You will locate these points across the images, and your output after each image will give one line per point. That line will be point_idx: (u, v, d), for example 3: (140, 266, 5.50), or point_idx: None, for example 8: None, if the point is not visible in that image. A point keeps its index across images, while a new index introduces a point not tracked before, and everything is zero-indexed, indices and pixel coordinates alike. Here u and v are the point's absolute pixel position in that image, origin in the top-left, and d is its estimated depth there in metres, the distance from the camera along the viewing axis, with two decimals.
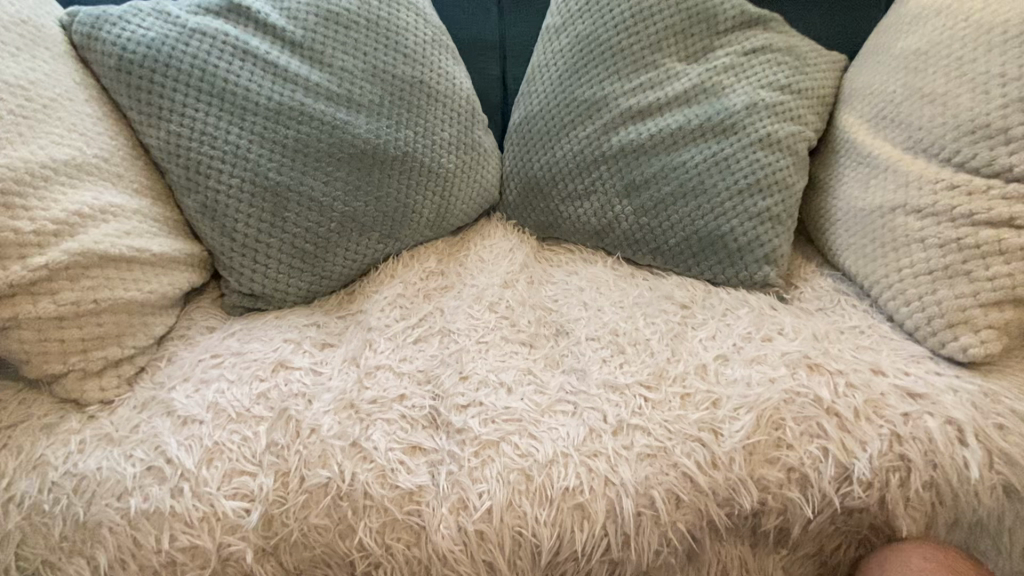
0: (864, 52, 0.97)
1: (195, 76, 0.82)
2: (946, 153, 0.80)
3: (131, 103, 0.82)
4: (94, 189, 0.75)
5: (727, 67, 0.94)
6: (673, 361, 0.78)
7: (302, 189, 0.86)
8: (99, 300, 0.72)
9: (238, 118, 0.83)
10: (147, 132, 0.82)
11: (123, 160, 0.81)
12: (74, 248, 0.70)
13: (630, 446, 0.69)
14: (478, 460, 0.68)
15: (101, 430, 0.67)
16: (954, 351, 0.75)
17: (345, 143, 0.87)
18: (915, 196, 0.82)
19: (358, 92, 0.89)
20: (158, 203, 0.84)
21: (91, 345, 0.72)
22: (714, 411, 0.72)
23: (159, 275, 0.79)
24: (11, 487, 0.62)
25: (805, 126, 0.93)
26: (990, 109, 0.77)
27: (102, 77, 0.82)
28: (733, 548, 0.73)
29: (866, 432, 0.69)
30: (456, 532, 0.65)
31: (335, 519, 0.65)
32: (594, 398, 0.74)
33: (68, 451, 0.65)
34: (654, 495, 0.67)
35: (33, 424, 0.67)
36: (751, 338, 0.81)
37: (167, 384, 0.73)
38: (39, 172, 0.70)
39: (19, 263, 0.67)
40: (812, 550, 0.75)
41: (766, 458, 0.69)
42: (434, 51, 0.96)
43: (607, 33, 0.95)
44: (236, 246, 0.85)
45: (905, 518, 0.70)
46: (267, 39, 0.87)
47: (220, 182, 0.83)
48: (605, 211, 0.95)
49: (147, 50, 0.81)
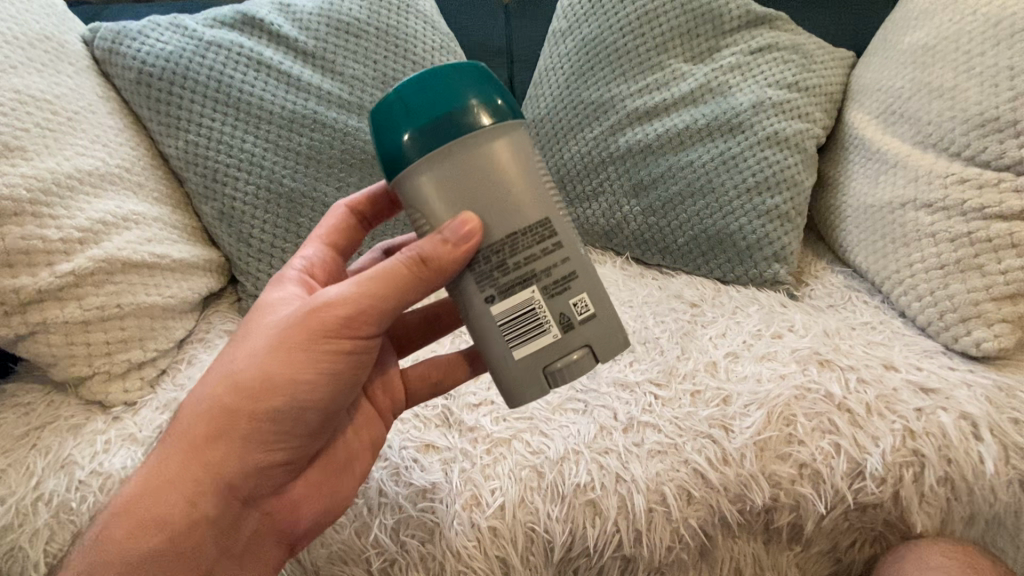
0: (872, 48, 0.97)
1: (212, 86, 0.84)
2: (955, 147, 0.80)
3: (151, 115, 0.85)
4: (117, 198, 0.78)
5: (734, 66, 0.95)
6: (682, 360, 0.78)
7: (316, 194, 0.87)
8: (123, 304, 0.74)
9: (253, 126, 0.85)
10: (167, 142, 0.85)
11: (144, 170, 0.84)
12: (99, 255, 0.72)
13: (640, 443, 0.70)
14: (490, 458, 0.69)
15: (126, 430, 0.69)
16: (968, 345, 0.74)
17: (357, 149, 0.89)
18: (924, 191, 0.81)
19: (369, 99, 0.91)
20: (177, 212, 0.86)
21: (115, 348, 0.74)
22: (725, 408, 0.72)
23: (178, 280, 0.81)
24: (40, 486, 0.65)
25: (813, 123, 0.93)
26: (999, 102, 0.76)
27: (124, 91, 0.85)
28: (746, 545, 0.73)
29: (878, 428, 0.69)
30: (469, 528, 0.65)
31: (351, 517, 0.67)
32: (604, 396, 0.75)
33: (93, 451, 0.67)
34: (665, 491, 0.67)
35: (61, 425, 0.69)
36: (762, 334, 0.81)
37: (187, 386, 0.75)
38: (65, 182, 0.72)
39: (47, 269, 0.69)
40: (826, 547, 0.75)
41: (778, 454, 0.69)
42: (443, 58, 0.98)
43: (613, 36, 0.97)
44: (252, 252, 0.87)
45: (920, 514, 0.69)
46: (280, 50, 0.89)
47: (237, 190, 0.85)
48: (614, 211, 0.96)
49: (165, 62, 0.84)
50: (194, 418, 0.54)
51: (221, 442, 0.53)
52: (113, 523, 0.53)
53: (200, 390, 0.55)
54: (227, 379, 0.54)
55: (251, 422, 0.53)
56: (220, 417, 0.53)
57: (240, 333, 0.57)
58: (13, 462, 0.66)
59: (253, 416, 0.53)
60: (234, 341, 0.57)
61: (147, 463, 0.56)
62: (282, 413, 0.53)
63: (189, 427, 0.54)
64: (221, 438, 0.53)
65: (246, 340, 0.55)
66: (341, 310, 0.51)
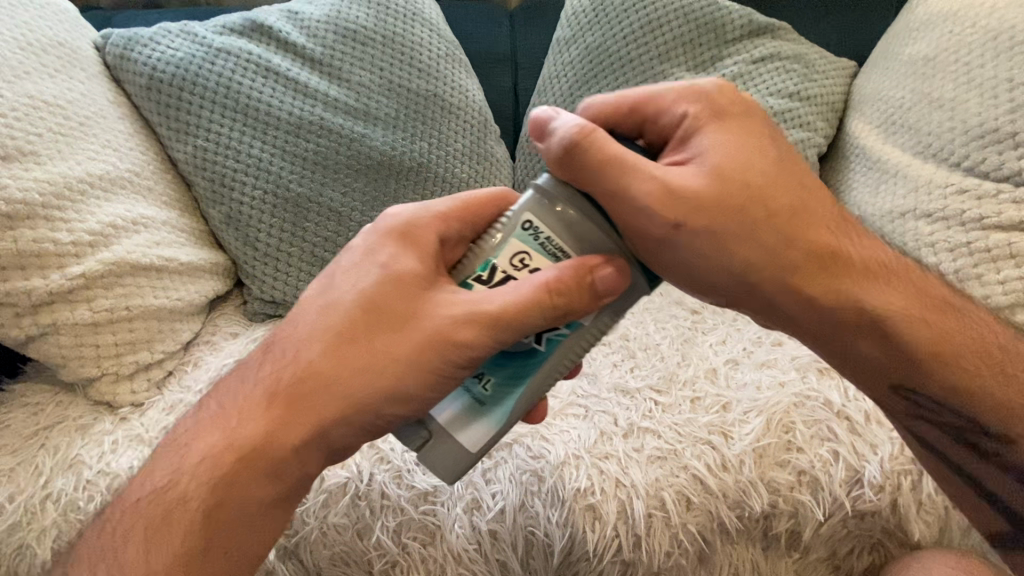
0: (874, 58, 0.98)
1: (220, 93, 0.86)
2: (955, 158, 0.81)
3: (160, 120, 0.86)
4: (127, 202, 0.79)
5: (736, 75, 0.96)
6: (683, 366, 0.79)
7: (322, 199, 0.88)
8: (132, 307, 0.75)
9: (260, 132, 0.87)
10: (175, 147, 0.86)
11: (153, 174, 0.85)
12: (109, 257, 0.74)
13: (640, 448, 0.70)
14: (491, 462, 0.69)
15: (132, 431, 0.70)
16: None
17: (362, 155, 0.90)
18: (925, 201, 0.81)
19: (375, 105, 0.92)
20: (185, 215, 0.87)
21: (123, 349, 0.75)
22: (725, 415, 0.72)
23: (186, 283, 0.82)
24: (49, 484, 0.66)
25: (815, 132, 0.94)
26: (999, 113, 0.78)
27: (134, 96, 0.87)
28: (744, 551, 0.71)
29: (877, 436, 0.69)
30: (471, 531, 0.66)
31: (353, 519, 0.66)
32: (605, 401, 0.75)
33: (101, 451, 0.68)
34: (664, 497, 0.67)
35: (69, 425, 0.71)
36: (762, 342, 0.81)
37: (193, 388, 0.75)
38: (76, 185, 0.74)
39: (58, 271, 0.71)
40: (825, 554, 0.73)
41: (776, 461, 0.69)
42: (448, 65, 0.99)
43: (616, 45, 0.98)
44: (258, 256, 0.87)
45: (919, 523, 0.69)
46: (288, 57, 0.91)
47: (245, 194, 0.86)
48: None
49: (174, 69, 0.85)
50: (287, 371, 0.52)
51: (321, 401, 0.51)
52: (195, 478, 0.53)
53: (297, 344, 0.53)
54: (341, 347, 0.51)
55: (360, 422, 0.51)
56: (320, 398, 0.51)
57: (341, 313, 0.52)
58: (24, 461, 0.67)
59: (362, 413, 0.51)
60: (330, 298, 0.53)
61: (228, 403, 0.55)
62: (388, 417, 0.51)
63: (278, 390, 0.52)
64: (310, 418, 0.51)
65: (347, 310, 0.51)
66: (472, 350, 0.49)
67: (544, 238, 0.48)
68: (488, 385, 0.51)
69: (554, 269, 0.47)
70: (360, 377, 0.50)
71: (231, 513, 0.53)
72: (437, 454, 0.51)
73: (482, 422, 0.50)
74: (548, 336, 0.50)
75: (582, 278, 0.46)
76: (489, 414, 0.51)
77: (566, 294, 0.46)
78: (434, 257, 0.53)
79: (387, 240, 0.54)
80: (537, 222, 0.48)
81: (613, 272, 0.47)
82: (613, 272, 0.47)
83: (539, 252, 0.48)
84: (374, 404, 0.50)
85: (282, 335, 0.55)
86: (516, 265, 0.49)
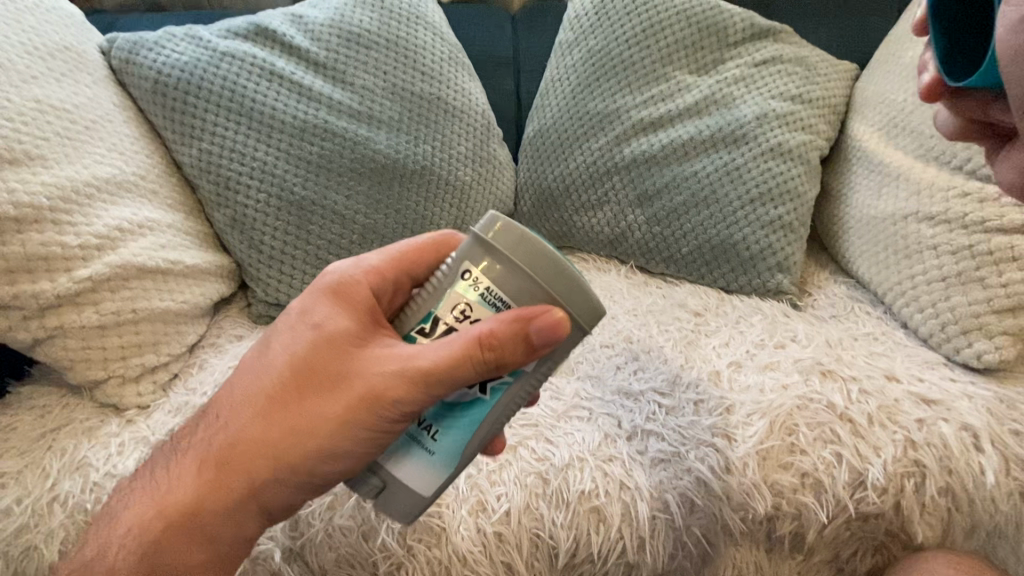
0: (874, 61, 0.99)
1: (225, 96, 0.86)
2: (957, 161, 0.82)
3: (165, 123, 0.86)
4: (132, 205, 0.80)
5: (738, 79, 0.96)
6: (687, 368, 0.79)
7: (326, 202, 0.88)
8: (137, 310, 0.76)
9: (265, 135, 0.87)
10: (180, 150, 0.86)
11: (158, 177, 0.85)
12: (115, 260, 0.74)
13: (644, 450, 0.71)
14: (495, 464, 0.70)
15: (139, 433, 0.71)
16: (969, 357, 0.76)
17: (366, 159, 0.90)
18: (926, 204, 0.83)
19: (378, 109, 0.92)
20: (190, 218, 0.88)
21: (130, 352, 0.75)
22: (728, 417, 0.73)
23: (191, 286, 0.83)
24: (55, 487, 0.66)
25: (817, 135, 0.95)
26: None
27: (139, 99, 0.87)
28: (747, 553, 0.71)
29: (880, 438, 0.70)
30: (476, 533, 0.66)
31: (358, 521, 0.66)
32: (609, 404, 0.76)
33: (109, 454, 0.68)
34: (667, 498, 0.68)
35: (76, 427, 0.71)
36: (764, 344, 0.82)
37: (199, 390, 0.76)
38: (83, 189, 0.74)
39: (65, 275, 0.71)
40: (827, 556, 0.73)
41: (780, 463, 0.69)
42: (451, 69, 0.99)
43: (619, 48, 0.98)
44: (263, 258, 0.88)
45: (921, 525, 0.70)
46: (292, 61, 0.91)
47: (249, 197, 0.86)
48: (619, 220, 0.97)
49: (180, 72, 0.86)
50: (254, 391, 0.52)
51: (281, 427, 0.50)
52: (141, 540, 0.53)
53: (237, 401, 0.53)
54: (297, 373, 0.51)
55: (302, 479, 0.51)
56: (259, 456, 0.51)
57: (273, 372, 0.52)
58: (31, 464, 0.67)
59: (300, 471, 0.51)
60: (295, 322, 0.54)
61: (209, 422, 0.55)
62: (325, 473, 0.51)
63: (219, 445, 0.53)
64: (247, 476, 0.51)
65: (282, 371, 0.51)
66: (406, 408, 0.47)
67: (483, 286, 0.44)
68: (434, 435, 0.48)
69: (491, 320, 0.43)
70: (296, 437, 0.50)
71: (201, 525, 0.53)
72: (392, 501, 0.51)
73: (429, 470, 0.49)
74: (492, 384, 0.46)
75: (513, 332, 0.42)
76: (438, 461, 0.49)
77: (496, 347, 0.42)
78: (369, 313, 0.53)
79: (324, 299, 0.54)
80: (476, 269, 0.44)
81: (546, 324, 0.42)
82: (549, 320, 0.42)
83: (478, 301, 0.44)
84: (313, 461, 0.50)
85: (229, 389, 0.55)
86: (457, 316, 0.46)
